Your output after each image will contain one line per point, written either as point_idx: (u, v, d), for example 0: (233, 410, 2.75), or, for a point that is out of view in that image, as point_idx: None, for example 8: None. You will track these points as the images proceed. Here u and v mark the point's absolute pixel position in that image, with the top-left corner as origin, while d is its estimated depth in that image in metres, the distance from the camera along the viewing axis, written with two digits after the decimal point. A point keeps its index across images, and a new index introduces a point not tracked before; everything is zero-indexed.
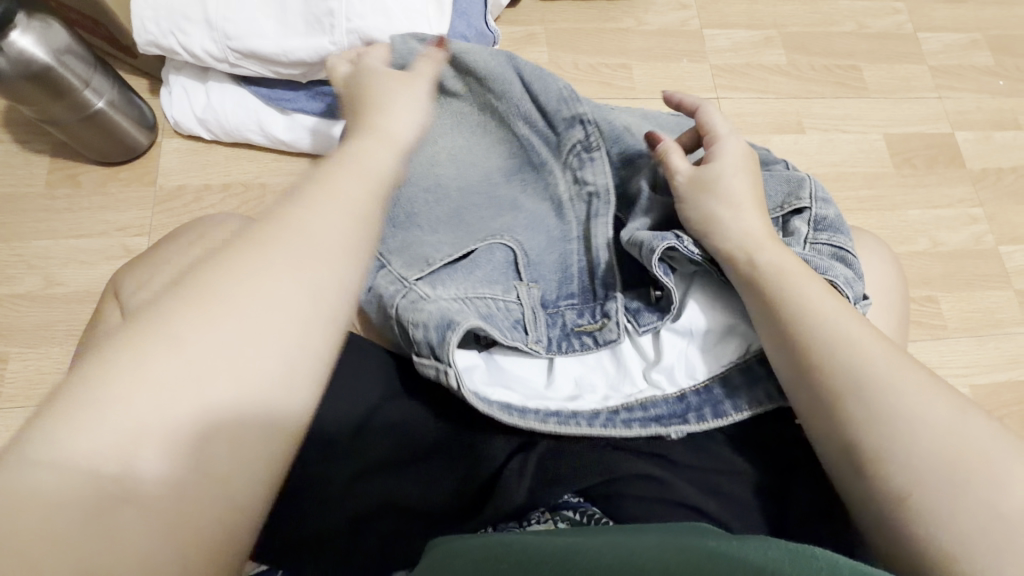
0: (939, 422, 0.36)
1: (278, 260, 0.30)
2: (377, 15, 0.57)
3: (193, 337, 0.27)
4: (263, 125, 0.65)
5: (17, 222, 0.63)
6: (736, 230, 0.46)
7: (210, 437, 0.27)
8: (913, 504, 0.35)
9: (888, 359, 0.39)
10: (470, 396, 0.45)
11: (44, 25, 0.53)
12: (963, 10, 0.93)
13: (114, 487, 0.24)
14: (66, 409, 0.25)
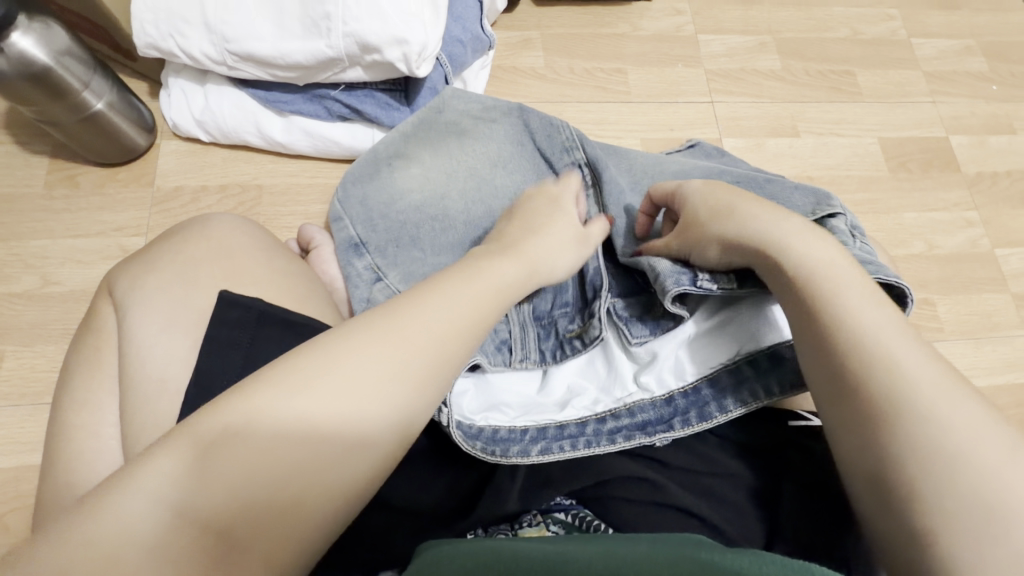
0: (979, 457, 0.34)
1: (369, 358, 0.34)
2: (373, 18, 0.57)
3: (288, 402, 0.32)
4: (261, 127, 0.66)
5: (16, 222, 0.64)
6: (758, 239, 0.44)
7: (288, 514, 0.31)
8: (943, 541, 0.33)
9: (937, 388, 0.37)
10: (457, 437, 0.45)
11: (44, 27, 0.54)
12: (957, 16, 0.93)
13: (211, 539, 0.29)
14: (189, 457, 0.31)
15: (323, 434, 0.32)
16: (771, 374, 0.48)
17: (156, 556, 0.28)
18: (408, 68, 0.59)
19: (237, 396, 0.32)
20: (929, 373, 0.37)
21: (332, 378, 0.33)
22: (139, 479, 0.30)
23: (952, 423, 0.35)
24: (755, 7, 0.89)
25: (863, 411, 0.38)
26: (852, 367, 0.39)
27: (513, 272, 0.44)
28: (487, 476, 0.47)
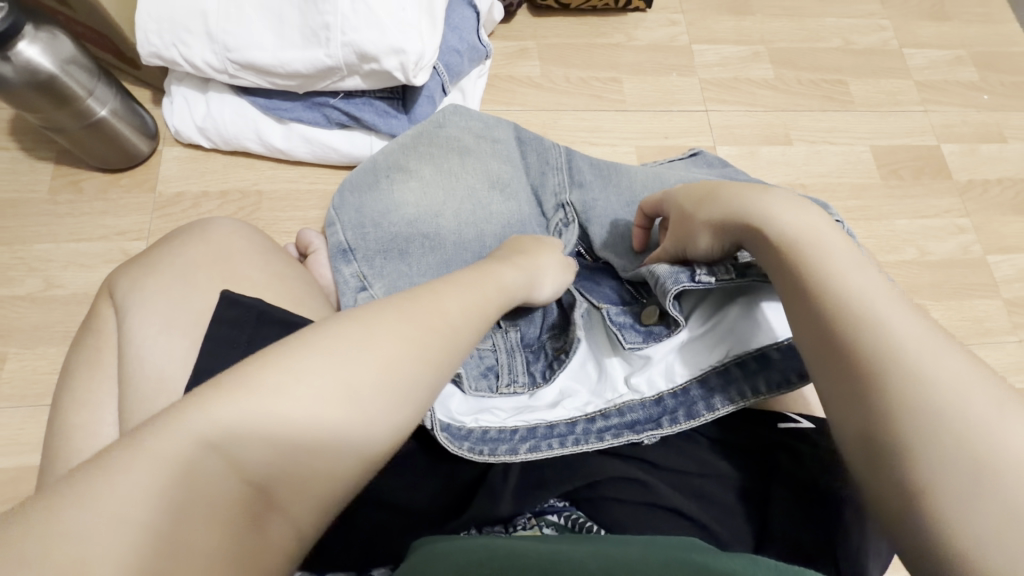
0: (972, 414, 0.31)
1: (410, 336, 0.35)
2: (371, 28, 0.59)
3: (304, 376, 0.31)
4: (261, 134, 0.67)
5: (21, 226, 0.65)
6: (743, 214, 0.44)
7: (326, 478, 0.31)
8: (929, 503, 0.31)
9: (923, 338, 0.35)
10: (443, 440, 0.45)
11: (50, 36, 0.55)
12: (948, 27, 0.95)
13: (255, 496, 0.29)
14: (239, 411, 0.30)
15: (364, 405, 0.32)
16: (761, 374, 0.48)
17: (204, 513, 0.28)
18: (405, 77, 0.61)
19: (285, 353, 0.32)
20: (918, 329, 0.35)
21: (378, 350, 0.33)
22: (189, 430, 0.29)
23: (942, 379, 0.33)
24: (748, 18, 0.91)
25: (847, 371, 0.36)
26: (835, 328, 0.37)
27: (514, 277, 0.47)
28: (480, 476, 0.48)
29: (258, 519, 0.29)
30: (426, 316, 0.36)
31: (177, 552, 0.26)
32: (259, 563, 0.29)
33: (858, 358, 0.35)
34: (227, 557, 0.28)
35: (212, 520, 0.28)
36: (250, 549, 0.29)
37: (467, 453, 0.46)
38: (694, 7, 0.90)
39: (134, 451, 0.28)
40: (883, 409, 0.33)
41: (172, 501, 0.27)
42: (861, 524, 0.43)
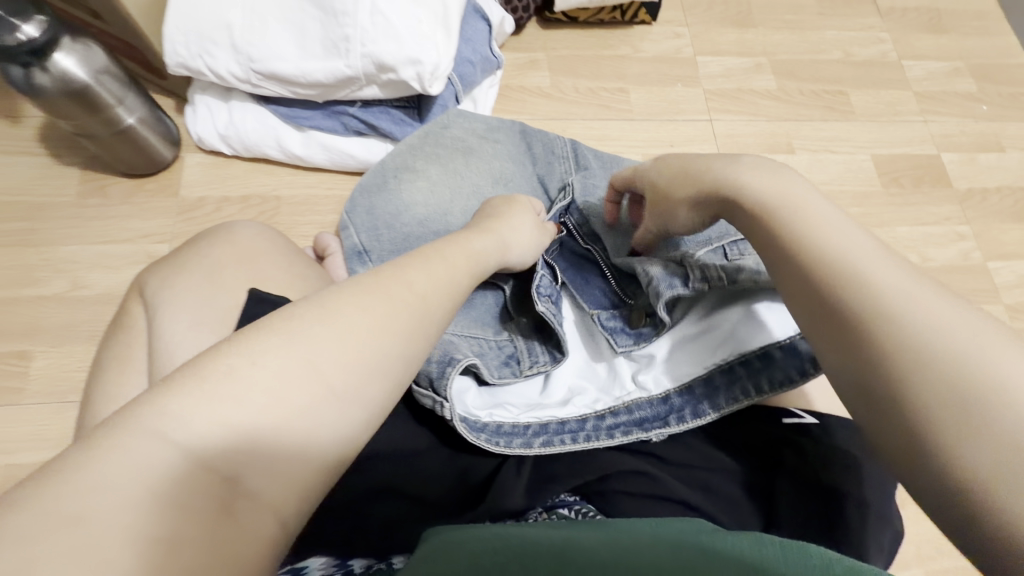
0: (965, 347, 0.32)
1: (368, 311, 0.36)
2: (389, 40, 0.61)
3: (265, 357, 0.32)
4: (281, 141, 0.69)
5: (50, 229, 0.68)
6: (714, 183, 0.46)
7: (296, 456, 0.31)
8: (931, 433, 0.31)
9: (895, 279, 0.36)
10: (462, 430, 0.47)
11: (85, 48, 0.58)
12: (946, 40, 0.97)
13: (225, 483, 0.29)
14: (198, 399, 0.30)
15: (327, 376, 0.33)
16: (764, 372, 0.49)
17: (175, 502, 0.27)
18: (421, 86, 0.63)
19: (240, 344, 0.32)
20: (898, 273, 0.37)
21: (334, 329, 0.34)
22: (146, 425, 0.29)
23: (928, 318, 0.34)
24: (751, 30, 0.93)
25: (840, 321, 0.36)
26: (814, 279, 0.38)
27: (481, 243, 0.50)
28: (494, 470, 0.49)
29: (231, 504, 0.29)
30: (382, 291, 0.38)
31: (152, 541, 0.26)
32: (241, 545, 0.28)
33: (849, 306, 0.36)
34: (204, 543, 0.27)
35: (182, 508, 0.27)
36: (228, 534, 0.28)
37: (484, 443, 0.48)
38: (699, 20, 0.93)
39: (94, 446, 0.28)
40: (882, 353, 0.34)
41: (142, 493, 0.27)
42: (862, 517, 0.45)
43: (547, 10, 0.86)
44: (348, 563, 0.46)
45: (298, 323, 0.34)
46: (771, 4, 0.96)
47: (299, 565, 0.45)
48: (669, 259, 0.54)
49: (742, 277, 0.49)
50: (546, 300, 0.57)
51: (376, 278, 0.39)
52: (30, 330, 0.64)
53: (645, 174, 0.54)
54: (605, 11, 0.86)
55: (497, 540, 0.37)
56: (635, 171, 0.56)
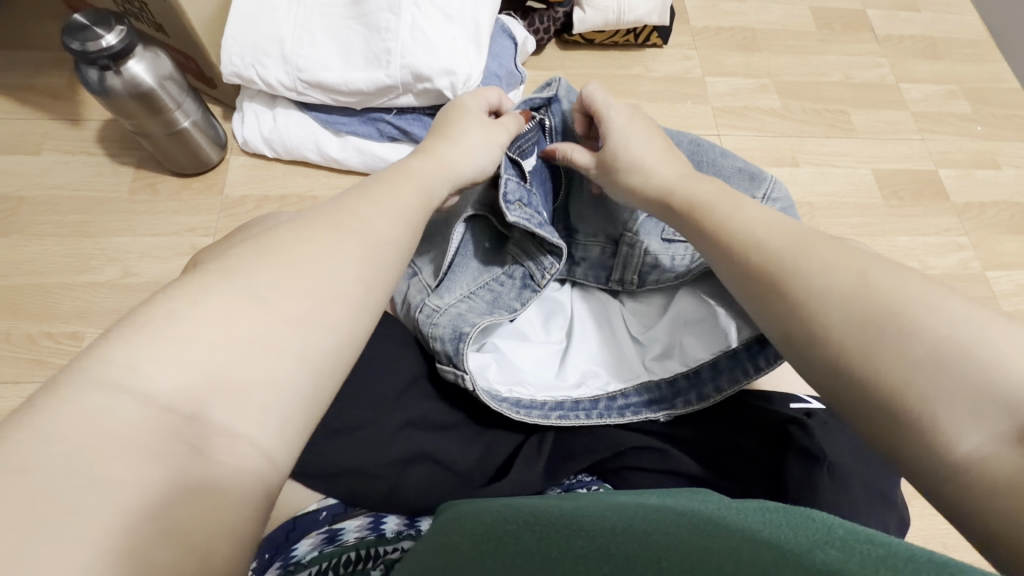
0: (894, 298, 0.34)
1: (315, 243, 0.35)
2: (426, 53, 0.67)
3: (207, 301, 0.30)
4: (319, 145, 0.75)
5: (103, 222, 0.73)
6: (657, 183, 0.52)
7: (265, 390, 0.30)
8: (855, 366, 0.34)
9: (792, 241, 0.41)
10: (484, 399, 0.51)
11: (153, 56, 0.64)
12: (942, 65, 1.03)
13: (186, 426, 0.27)
14: (143, 346, 0.28)
15: (280, 307, 0.31)
16: (760, 352, 0.51)
17: (137, 447, 0.25)
18: (453, 95, 0.69)
19: (182, 290, 0.30)
20: (822, 244, 0.40)
21: (283, 264, 0.33)
22: (90, 375, 0.26)
23: (854, 280, 0.36)
24: (757, 53, 0.99)
25: (779, 302, 0.39)
26: (737, 250, 0.43)
27: (432, 172, 0.48)
28: (516, 448, 0.53)
29: (200, 448, 0.27)
30: (327, 225, 0.37)
31: (126, 484, 0.24)
32: (219, 485, 0.27)
33: (780, 287, 0.39)
34: (174, 485, 0.26)
35: (141, 454, 0.25)
36: (204, 472, 0.27)
37: (505, 410, 0.52)
38: (707, 43, 0.99)
39: (30, 408, 0.25)
40: (817, 322, 0.36)
41: (93, 440, 0.25)
42: (865, 497, 0.48)
43: (566, 32, 0.93)
44: (382, 520, 0.48)
45: (245, 262, 0.33)
46: (774, 30, 1.02)
47: (337, 526, 0.47)
48: (608, 238, 0.60)
49: (653, 274, 0.57)
50: (518, 205, 0.55)
51: (318, 213, 0.38)
52: (81, 314, 0.68)
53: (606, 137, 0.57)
54: (619, 34, 0.93)
55: (513, 511, 0.37)
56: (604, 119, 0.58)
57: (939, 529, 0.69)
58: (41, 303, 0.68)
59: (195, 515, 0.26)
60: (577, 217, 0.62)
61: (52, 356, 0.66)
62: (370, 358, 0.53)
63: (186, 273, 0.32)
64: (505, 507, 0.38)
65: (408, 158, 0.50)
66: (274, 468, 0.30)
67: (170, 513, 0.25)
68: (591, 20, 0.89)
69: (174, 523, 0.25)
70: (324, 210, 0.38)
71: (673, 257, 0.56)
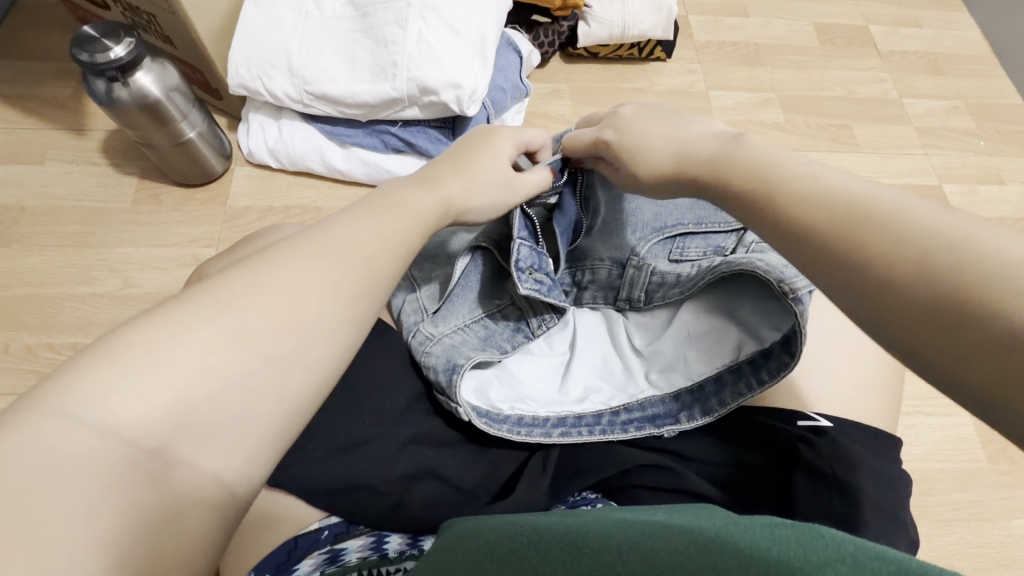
0: (996, 264, 0.28)
1: (301, 273, 0.35)
2: (432, 66, 0.68)
3: (183, 328, 0.30)
4: (324, 156, 0.75)
5: (105, 232, 0.73)
6: (686, 152, 0.45)
7: (234, 426, 0.30)
8: (945, 314, 0.28)
9: (853, 183, 0.36)
10: (481, 424, 0.50)
11: (161, 68, 0.64)
12: (944, 81, 1.04)
13: (151, 462, 0.28)
14: (116, 376, 0.28)
15: (262, 345, 0.32)
16: (763, 365, 0.50)
17: (99, 480, 0.26)
18: (459, 108, 0.69)
19: (160, 315, 0.31)
20: (900, 202, 0.33)
21: (267, 296, 0.33)
22: (55, 404, 0.27)
23: (957, 245, 0.29)
24: (760, 68, 1.00)
25: (848, 276, 0.33)
26: (788, 202, 0.37)
27: (424, 198, 0.46)
28: (523, 463, 0.52)
29: (162, 479, 0.28)
30: (313, 255, 0.36)
31: (79, 519, 0.25)
32: (177, 515, 0.28)
33: (849, 259, 0.33)
34: (130, 517, 0.26)
35: (102, 487, 0.26)
36: (165, 504, 0.28)
37: (506, 433, 0.51)
38: (710, 58, 1.00)
39: (0, 435, 0.26)
40: (896, 300, 0.30)
41: (51, 472, 0.25)
42: (877, 516, 0.46)
43: (570, 45, 0.93)
44: (384, 540, 0.47)
45: (229, 289, 0.33)
46: (777, 45, 1.03)
47: (338, 546, 0.46)
48: (615, 261, 0.58)
49: (660, 292, 0.56)
50: (529, 275, 0.52)
51: (303, 241, 0.37)
52: (81, 325, 0.68)
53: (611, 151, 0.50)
54: (623, 48, 0.93)
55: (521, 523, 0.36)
56: (597, 139, 0.52)
57: (949, 549, 0.68)
58: (41, 315, 0.68)
59: (154, 547, 0.27)
60: (586, 240, 0.61)
61: (52, 367, 0.66)
62: (374, 374, 0.52)
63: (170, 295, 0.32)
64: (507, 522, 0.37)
65: (399, 180, 0.49)
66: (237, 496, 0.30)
67: (123, 546, 0.26)
68: (595, 34, 0.90)
69: (126, 558, 0.26)
70: (319, 239, 0.37)
71: (679, 275, 0.56)
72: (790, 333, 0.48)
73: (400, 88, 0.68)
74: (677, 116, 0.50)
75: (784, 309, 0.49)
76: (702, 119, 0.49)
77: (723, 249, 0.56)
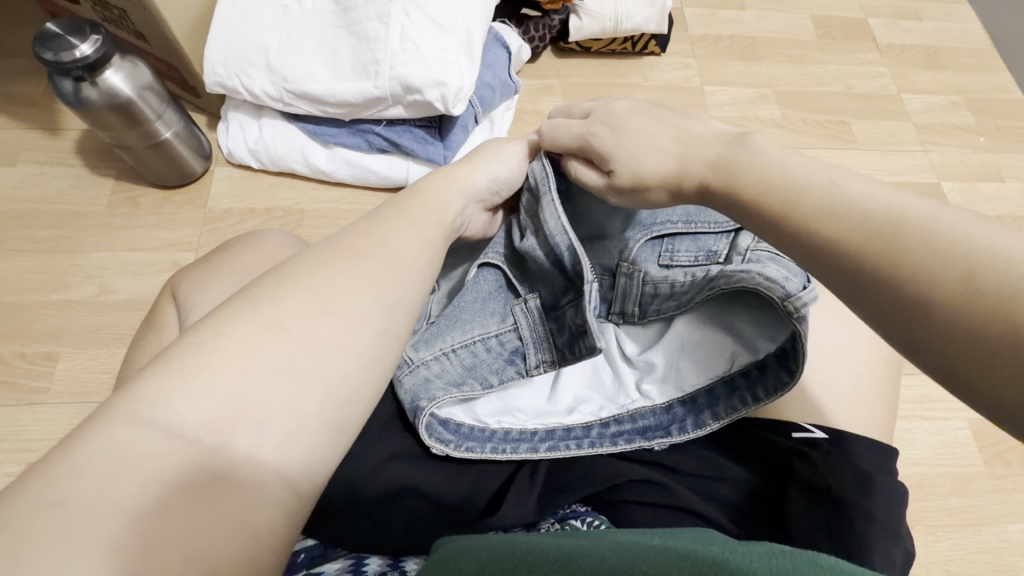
0: (1011, 274, 0.28)
1: (331, 272, 0.37)
2: (416, 64, 0.65)
3: (227, 332, 0.33)
4: (307, 156, 0.73)
5: (79, 236, 0.71)
6: (688, 158, 0.43)
7: (289, 414, 0.32)
8: (980, 337, 0.29)
9: (882, 196, 0.34)
10: (458, 455, 0.48)
11: (132, 65, 0.62)
12: (944, 75, 1.01)
13: (213, 456, 0.30)
14: (173, 383, 0.30)
15: (298, 330, 0.34)
16: (758, 380, 0.48)
17: (167, 475, 0.28)
18: (444, 107, 0.67)
19: (210, 323, 0.34)
20: (914, 208, 0.33)
21: (304, 295, 0.35)
22: (128, 410, 0.29)
23: (993, 267, 0.29)
24: (757, 63, 0.97)
25: (863, 281, 0.33)
26: (810, 217, 0.35)
27: (450, 199, 0.48)
28: (509, 477, 0.50)
29: (228, 473, 0.30)
30: (343, 256, 0.38)
31: (144, 513, 0.27)
32: (246, 511, 0.29)
33: (866, 265, 0.33)
34: (199, 513, 0.28)
35: (170, 486, 0.28)
36: (233, 498, 0.29)
37: (491, 454, 0.49)
38: (706, 52, 0.97)
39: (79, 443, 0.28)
40: (914, 304, 0.31)
41: (124, 470, 0.27)
42: (873, 531, 0.44)
43: (562, 40, 0.91)
44: (363, 562, 0.46)
45: (272, 296, 0.35)
46: (774, 39, 1.00)
47: (315, 571, 0.46)
48: (605, 269, 0.55)
49: (654, 303, 0.53)
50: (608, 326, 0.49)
51: (333, 244, 0.39)
52: (55, 333, 0.66)
53: (601, 148, 0.47)
54: (616, 42, 0.91)
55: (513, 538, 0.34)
56: (585, 134, 0.49)
57: (945, 556, 0.67)
58: (14, 323, 0.66)
59: (227, 537, 0.28)
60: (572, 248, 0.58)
61: (24, 378, 0.64)
62: None
63: (222, 307, 0.35)
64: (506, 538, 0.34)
65: (421, 181, 0.51)
66: (310, 474, 0.32)
67: (194, 539, 0.27)
68: (587, 28, 0.87)
69: (203, 548, 0.27)
70: (353, 243, 0.40)
71: (673, 282, 0.52)
72: (787, 348, 0.46)
73: (381, 86, 0.66)
74: (677, 117, 0.48)
75: (780, 320, 0.48)
76: (699, 117, 0.48)
77: (715, 254, 0.52)
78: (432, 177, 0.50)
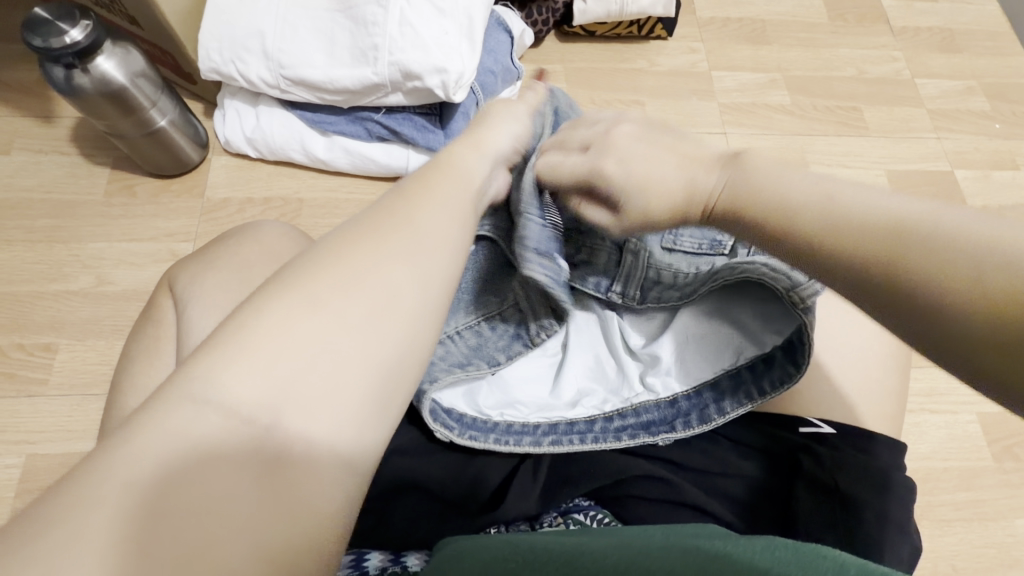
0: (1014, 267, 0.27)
1: (363, 245, 0.35)
2: (416, 49, 0.63)
3: (263, 309, 0.31)
4: (305, 145, 0.71)
5: (75, 227, 0.70)
6: (687, 185, 0.41)
7: (332, 396, 0.30)
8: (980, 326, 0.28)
9: (882, 194, 0.33)
10: (463, 443, 0.48)
11: (124, 51, 0.60)
12: (960, 59, 0.98)
13: (268, 434, 0.29)
14: (224, 360, 0.30)
15: (330, 304, 0.32)
16: (765, 374, 0.47)
17: (230, 457, 0.28)
18: (445, 93, 0.65)
19: (254, 299, 0.32)
20: (911, 206, 0.32)
21: (340, 267, 0.33)
22: (184, 389, 0.29)
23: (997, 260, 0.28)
24: (766, 47, 0.95)
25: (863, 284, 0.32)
26: (802, 232, 0.35)
27: (477, 163, 0.46)
28: (511, 471, 0.49)
29: (283, 454, 0.29)
30: (375, 229, 0.36)
31: (206, 503, 0.26)
32: (305, 499, 0.28)
33: (869, 273, 0.32)
34: (258, 503, 0.27)
35: (231, 469, 0.28)
36: (290, 486, 0.28)
37: (495, 446, 0.48)
38: (713, 36, 0.94)
39: (140, 427, 0.28)
40: (919, 304, 0.30)
41: (189, 450, 0.28)
42: (881, 528, 0.44)
43: (565, 23, 0.88)
44: (365, 558, 0.45)
45: (314, 270, 0.33)
46: (784, 21, 0.98)
47: None
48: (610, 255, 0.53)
49: (655, 290, 0.52)
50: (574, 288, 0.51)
51: (362, 217, 0.37)
52: (53, 324, 0.65)
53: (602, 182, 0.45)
54: (622, 26, 0.88)
55: (516, 537, 0.33)
56: (579, 172, 0.46)
57: (950, 550, 0.67)
58: (13, 313, 0.65)
59: (284, 528, 0.27)
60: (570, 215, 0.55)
61: (23, 370, 0.63)
62: None
63: (264, 282, 0.33)
64: (508, 538, 0.33)
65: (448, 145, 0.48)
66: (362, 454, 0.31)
67: (255, 529, 0.27)
68: (591, 11, 0.85)
69: (265, 541, 0.27)
70: (386, 209, 0.38)
71: (677, 271, 0.51)
72: (793, 339, 0.45)
73: (377, 74, 0.64)
74: (670, 137, 0.45)
75: (787, 313, 0.46)
76: (692, 136, 0.46)
77: (721, 244, 0.51)
78: (461, 141, 0.47)
